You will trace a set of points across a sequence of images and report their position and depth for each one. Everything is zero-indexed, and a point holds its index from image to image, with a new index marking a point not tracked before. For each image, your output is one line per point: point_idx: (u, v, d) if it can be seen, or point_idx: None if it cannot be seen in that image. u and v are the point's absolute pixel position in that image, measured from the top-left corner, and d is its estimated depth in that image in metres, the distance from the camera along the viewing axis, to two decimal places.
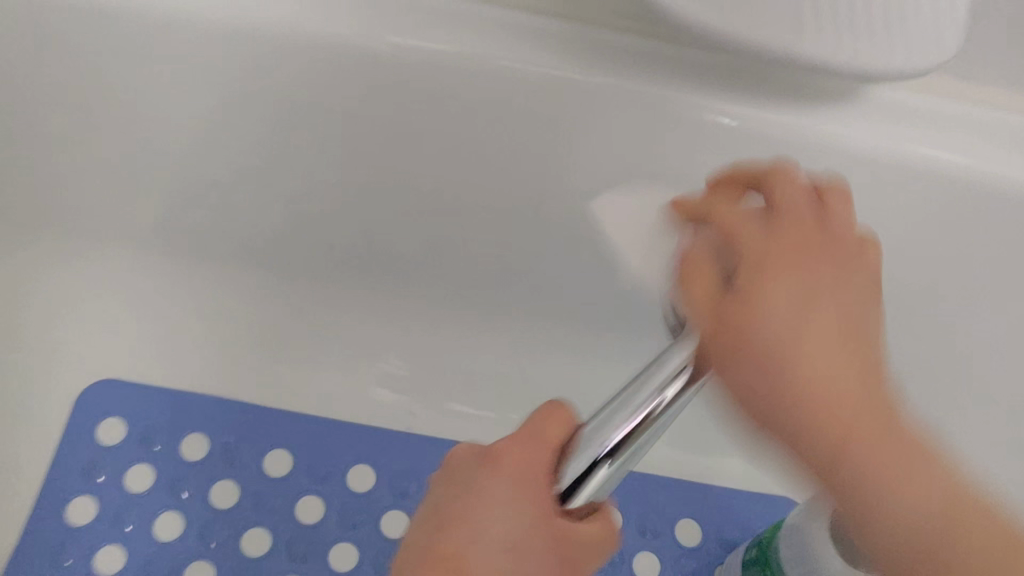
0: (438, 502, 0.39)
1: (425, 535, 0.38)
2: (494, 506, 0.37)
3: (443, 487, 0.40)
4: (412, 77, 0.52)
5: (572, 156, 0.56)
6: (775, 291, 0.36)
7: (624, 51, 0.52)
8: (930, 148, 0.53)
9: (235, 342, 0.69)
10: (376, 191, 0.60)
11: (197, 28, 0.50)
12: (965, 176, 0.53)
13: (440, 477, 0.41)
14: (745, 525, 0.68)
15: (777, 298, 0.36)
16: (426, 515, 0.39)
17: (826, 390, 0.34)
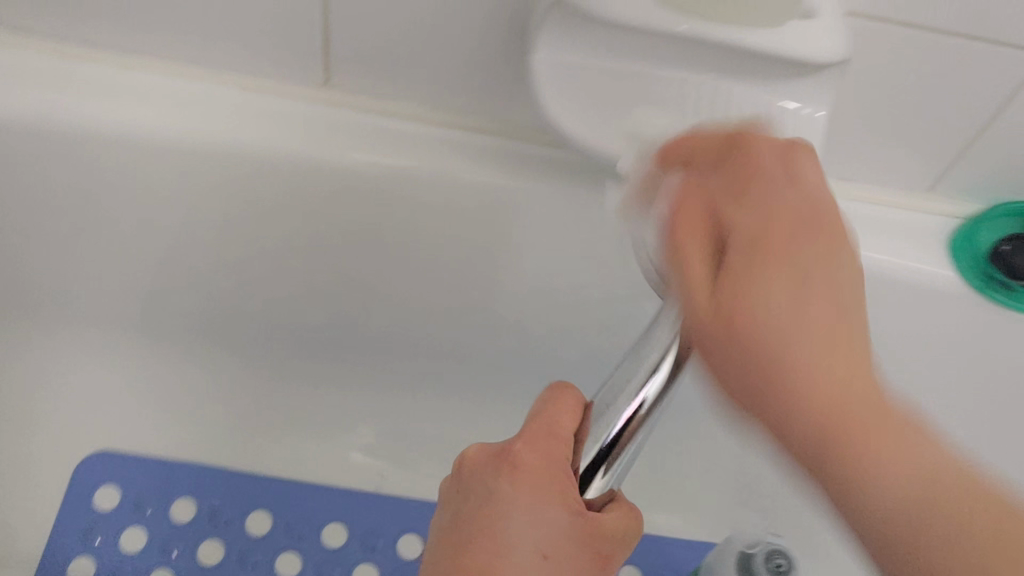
0: (454, 518, 0.43)
1: (448, 552, 0.42)
2: (517, 512, 0.41)
3: (456, 502, 0.44)
4: (374, 183, 0.61)
5: (512, 246, 0.65)
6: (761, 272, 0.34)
7: (554, 161, 0.62)
8: None
9: (217, 413, 0.76)
10: (345, 277, 0.68)
11: (186, 145, 0.59)
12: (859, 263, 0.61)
13: (450, 493, 0.45)
14: (682, 565, 0.76)
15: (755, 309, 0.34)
16: (448, 529, 0.43)
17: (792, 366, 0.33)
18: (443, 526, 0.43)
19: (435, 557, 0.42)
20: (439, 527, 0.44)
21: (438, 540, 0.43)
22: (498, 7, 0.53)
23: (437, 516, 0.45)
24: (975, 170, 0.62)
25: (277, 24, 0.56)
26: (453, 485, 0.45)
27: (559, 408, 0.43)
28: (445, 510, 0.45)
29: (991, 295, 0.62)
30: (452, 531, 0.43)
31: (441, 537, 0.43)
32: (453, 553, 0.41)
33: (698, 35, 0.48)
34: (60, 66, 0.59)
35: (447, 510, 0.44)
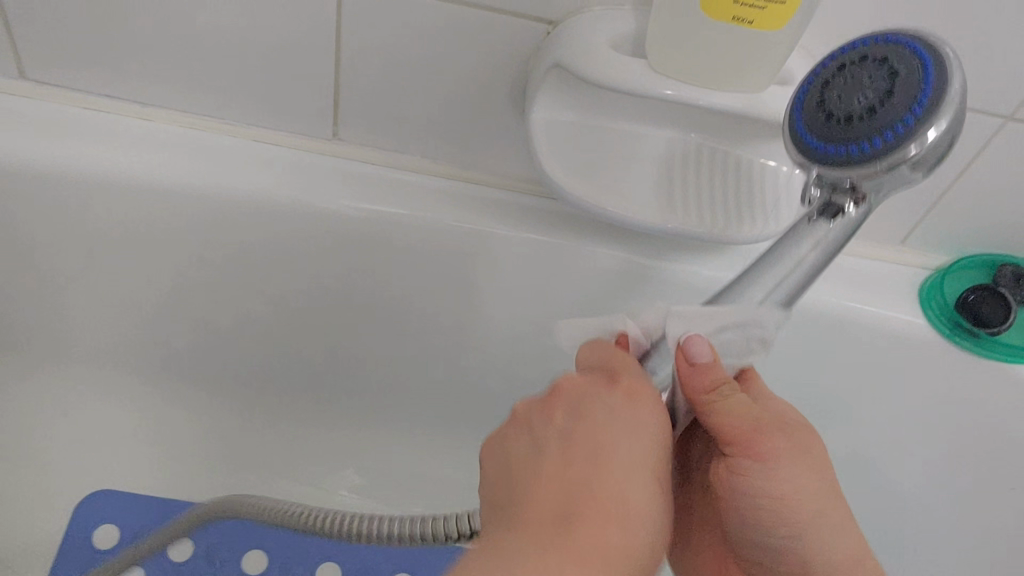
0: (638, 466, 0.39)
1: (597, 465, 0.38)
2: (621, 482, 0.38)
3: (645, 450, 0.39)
4: (375, 230, 0.64)
5: (505, 291, 0.68)
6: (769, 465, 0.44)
7: (545, 212, 0.65)
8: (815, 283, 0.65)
9: (214, 454, 0.78)
10: (343, 321, 0.71)
11: (198, 192, 0.62)
12: (841, 309, 0.65)
13: (641, 421, 0.40)
14: None
15: (805, 504, 0.45)
16: (619, 459, 0.38)
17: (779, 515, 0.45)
18: (611, 452, 0.39)
19: (526, 448, 0.40)
20: (574, 416, 0.40)
21: (550, 423, 0.41)
22: (499, 69, 0.57)
23: (574, 378, 0.42)
24: (941, 226, 0.66)
25: (291, 81, 0.59)
26: (654, 436, 0.40)
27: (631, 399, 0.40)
28: (620, 408, 0.40)
29: (957, 342, 0.66)
30: (602, 459, 0.38)
31: (535, 417, 0.42)
32: (572, 446, 0.39)
33: (684, 99, 0.51)
34: (82, 117, 0.62)
35: (623, 423, 0.39)
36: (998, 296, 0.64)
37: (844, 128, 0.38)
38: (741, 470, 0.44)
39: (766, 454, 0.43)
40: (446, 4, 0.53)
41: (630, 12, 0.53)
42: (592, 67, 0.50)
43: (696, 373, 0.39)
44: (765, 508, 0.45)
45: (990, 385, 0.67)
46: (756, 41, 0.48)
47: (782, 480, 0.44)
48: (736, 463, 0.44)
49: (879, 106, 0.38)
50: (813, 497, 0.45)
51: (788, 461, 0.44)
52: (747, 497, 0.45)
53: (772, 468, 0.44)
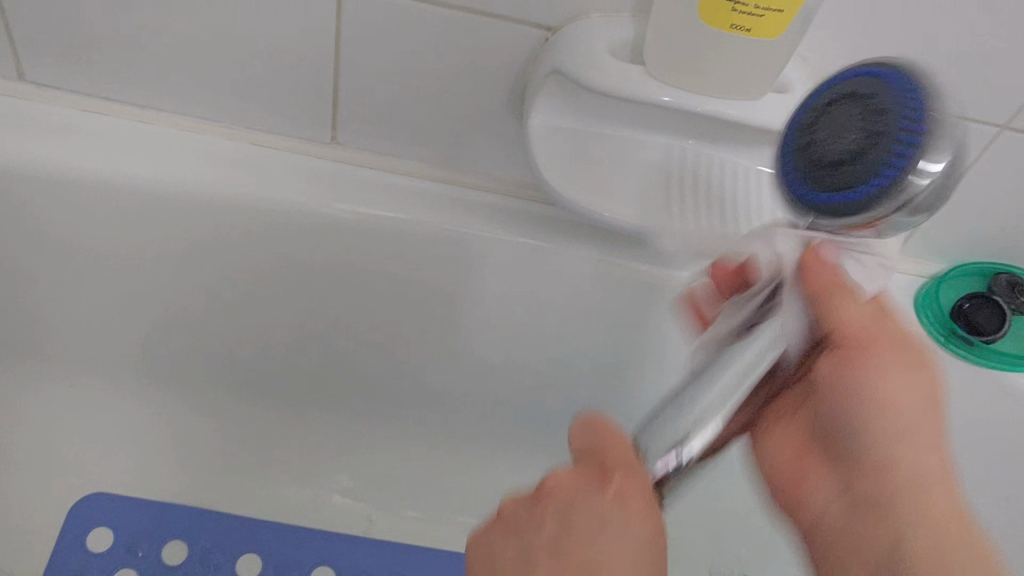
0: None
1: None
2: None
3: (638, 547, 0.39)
4: (373, 235, 0.64)
5: (502, 296, 0.68)
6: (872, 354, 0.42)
7: (543, 218, 0.65)
8: None
9: (209, 457, 0.78)
10: (339, 324, 0.71)
11: (197, 195, 0.62)
12: None
13: (632, 523, 0.39)
14: None
15: (912, 416, 0.42)
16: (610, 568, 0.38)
17: (880, 419, 0.42)
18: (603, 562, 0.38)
19: (514, 553, 0.40)
20: (565, 517, 0.40)
21: (540, 528, 0.40)
22: (498, 74, 0.57)
23: (565, 475, 0.41)
24: (938, 234, 0.66)
25: (289, 85, 0.59)
26: (647, 539, 0.39)
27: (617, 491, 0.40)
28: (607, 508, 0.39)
29: (953, 350, 0.66)
30: (588, 573, 0.38)
31: (522, 518, 0.41)
32: (560, 558, 0.38)
33: (681, 106, 0.51)
34: (82, 121, 0.62)
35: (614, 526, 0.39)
36: (992, 304, 0.65)
37: (831, 173, 0.39)
38: (862, 365, 0.42)
39: (877, 364, 0.42)
40: (445, 10, 0.53)
41: (629, 18, 0.53)
42: (589, 73, 0.50)
43: (823, 267, 0.40)
44: (874, 416, 0.42)
45: (985, 393, 0.67)
46: (750, 49, 0.48)
47: (889, 385, 0.42)
48: (850, 357, 0.42)
49: (864, 147, 0.38)
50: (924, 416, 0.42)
51: (898, 364, 0.42)
52: (857, 394, 0.42)
53: (879, 370, 0.42)
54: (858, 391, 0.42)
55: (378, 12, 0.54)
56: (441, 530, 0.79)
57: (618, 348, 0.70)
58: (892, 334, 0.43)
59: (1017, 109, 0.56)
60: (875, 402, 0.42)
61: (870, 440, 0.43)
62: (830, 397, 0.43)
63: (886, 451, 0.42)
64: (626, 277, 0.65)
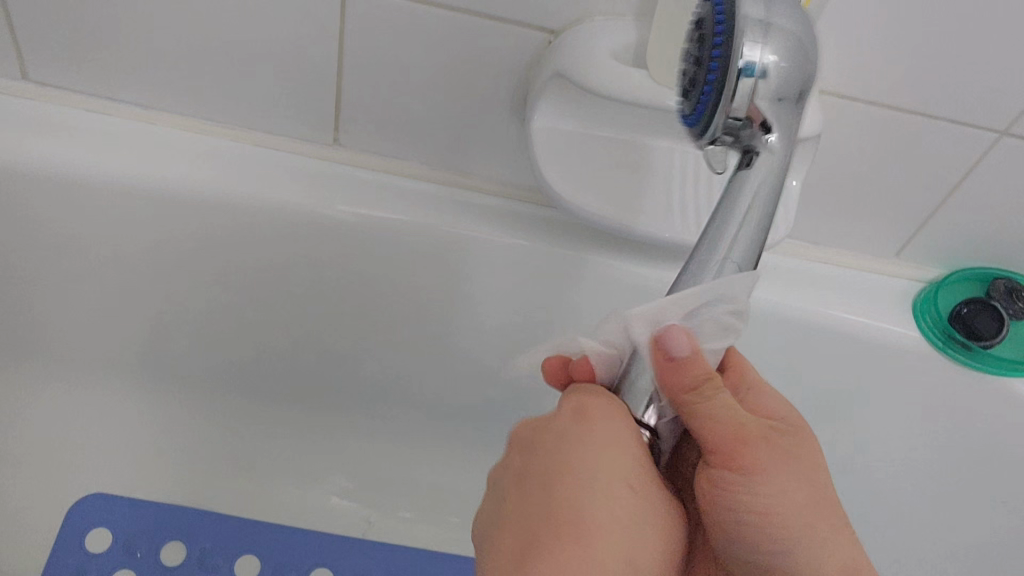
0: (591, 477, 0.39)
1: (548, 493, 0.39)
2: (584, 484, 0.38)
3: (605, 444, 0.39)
4: (373, 236, 0.64)
5: (502, 298, 0.68)
6: (745, 472, 0.41)
7: (542, 221, 0.66)
8: (812, 298, 0.66)
9: (207, 459, 0.78)
10: (338, 325, 0.71)
11: (198, 195, 0.62)
12: (837, 321, 0.65)
13: (595, 429, 0.39)
14: None
15: (792, 519, 0.42)
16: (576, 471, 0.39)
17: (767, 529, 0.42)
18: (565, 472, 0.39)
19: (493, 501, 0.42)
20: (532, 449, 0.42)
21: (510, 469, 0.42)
22: (500, 77, 0.57)
23: (527, 423, 0.43)
24: (936, 239, 0.66)
25: (291, 86, 0.60)
26: (625, 435, 0.39)
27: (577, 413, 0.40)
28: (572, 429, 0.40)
29: (952, 356, 0.66)
30: (549, 483, 0.39)
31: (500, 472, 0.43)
32: (525, 489, 0.40)
33: None
34: (85, 119, 0.62)
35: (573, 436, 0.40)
36: (992, 309, 0.65)
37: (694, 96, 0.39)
38: (730, 494, 0.41)
39: (760, 482, 0.41)
40: (447, 12, 0.54)
41: (632, 22, 0.53)
42: (590, 75, 0.50)
43: (673, 368, 0.38)
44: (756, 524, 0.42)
45: (984, 397, 0.67)
46: None
47: (770, 500, 0.41)
48: (727, 476, 0.41)
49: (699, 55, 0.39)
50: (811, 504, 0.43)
51: (778, 473, 0.41)
52: (740, 511, 0.42)
53: (764, 479, 0.41)
54: (740, 518, 0.42)
55: (382, 14, 0.54)
56: (439, 533, 0.79)
57: None
58: (765, 431, 0.42)
59: (1016, 116, 0.56)
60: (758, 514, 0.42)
61: (769, 552, 0.43)
62: (719, 525, 0.43)
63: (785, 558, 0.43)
64: (625, 281, 0.65)
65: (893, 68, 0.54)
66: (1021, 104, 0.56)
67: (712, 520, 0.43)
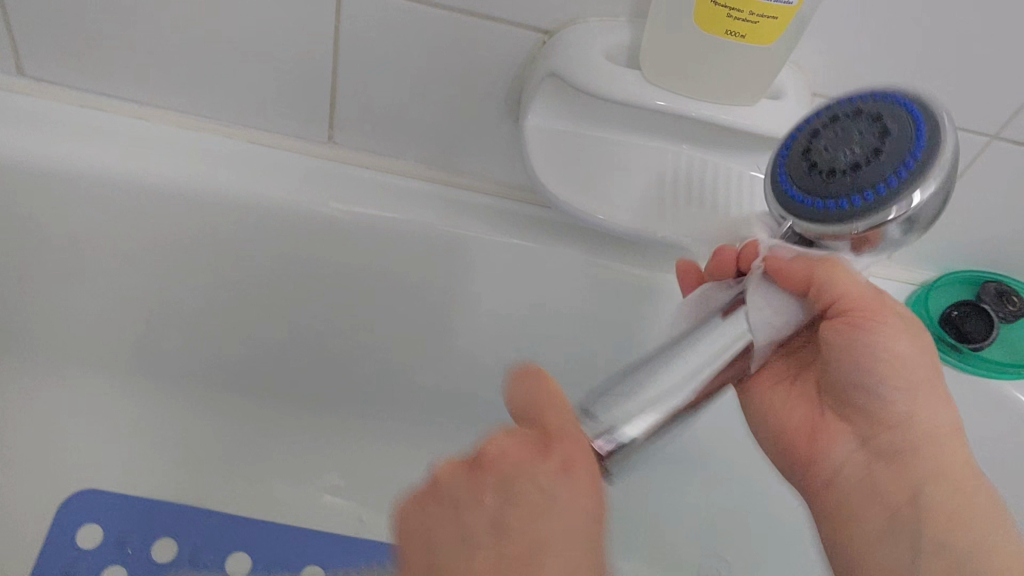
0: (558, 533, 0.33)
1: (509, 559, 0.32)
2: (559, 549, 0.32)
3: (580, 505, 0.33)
4: (367, 234, 0.64)
5: (496, 297, 0.68)
6: (863, 322, 0.45)
7: (537, 220, 0.66)
8: None
9: (200, 456, 0.78)
10: (332, 323, 0.71)
11: (193, 192, 0.62)
12: None
13: (583, 497, 0.34)
14: None
15: (916, 372, 0.46)
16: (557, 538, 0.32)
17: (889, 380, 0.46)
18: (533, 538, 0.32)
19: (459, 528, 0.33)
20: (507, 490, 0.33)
21: (477, 505, 0.33)
22: (494, 78, 0.58)
23: (506, 439, 0.35)
24: (927, 243, 0.67)
25: (286, 84, 0.60)
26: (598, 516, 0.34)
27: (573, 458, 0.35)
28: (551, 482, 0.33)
29: (944, 358, 0.67)
30: (532, 551, 0.32)
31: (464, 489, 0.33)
32: (504, 543, 0.32)
33: (677, 110, 0.52)
34: (80, 116, 0.62)
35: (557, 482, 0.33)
36: (981, 313, 0.66)
37: (826, 180, 0.40)
38: (864, 329, 0.45)
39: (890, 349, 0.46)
40: (444, 12, 0.54)
41: (625, 24, 0.54)
42: (583, 76, 0.51)
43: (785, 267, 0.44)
44: (875, 373, 0.46)
45: (975, 400, 0.67)
46: (745, 55, 0.49)
47: (889, 357, 0.46)
48: (856, 324, 0.45)
49: (866, 159, 0.39)
50: (920, 377, 0.46)
51: (893, 330, 0.46)
52: (863, 357, 0.46)
53: (885, 334, 0.46)
54: (862, 354, 0.46)
55: (377, 14, 0.54)
56: None
57: (611, 351, 0.71)
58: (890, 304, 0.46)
59: (1006, 120, 0.57)
60: (867, 362, 0.46)
61: (878, 395, 0.46)
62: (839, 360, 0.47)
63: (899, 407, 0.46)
64: (620, 280, 0.66)
65: (887, 72, 0.55)
66: (1011, 108, 0.56)
67: (834, 355, 0.47)
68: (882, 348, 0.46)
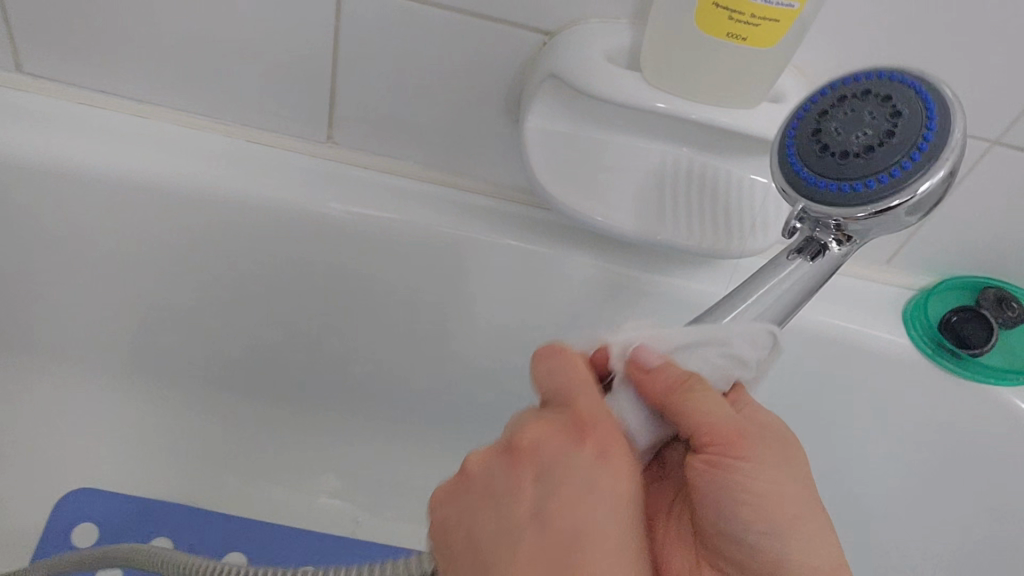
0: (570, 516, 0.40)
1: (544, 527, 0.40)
2: (590, 507, 0.39)
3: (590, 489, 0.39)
4: (364, 234, 0.64)
5: (493, 299, 0.68)
6: (738, 455, 0.42)
7: (535, 221, 0.66)
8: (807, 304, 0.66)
9: (195, 455, 0.78)
10: (329, 323, 0.71)
11: (191, 191, 0.62)
12: (829, 329, 0.66)
13: (612, 481, 0.39)
14: None
15: (783, 505, 0.43)
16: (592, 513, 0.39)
17: (763, 521, 0.43)
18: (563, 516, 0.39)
19: (498, 515, 0.40)
20: (546, 480, 0.39)
21: (519, 495, 0.40)
22: (492, 79, 0.57)
23: (540, 427, 0.40)
24: (928, 247, 0.67)
25: (285, 83, 0.59)
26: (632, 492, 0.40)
27: (604, 440, 0.40)
28: (588, 468, 0.39)
29: (941, 363, 0.67)
30: (555, 524, 0.39)
31: (500, 478, 0.40)
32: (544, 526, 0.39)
33: (675, 112, 0.51)
34: (78, 113, 0.62)
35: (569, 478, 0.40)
36: (981, 319, 0.65)
37: (839, 163, 0.40)
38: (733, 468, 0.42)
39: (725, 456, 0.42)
40: (444, 12, 0.54)
41: (626, 25, 0.53)
42: (583, 78, 0.51)
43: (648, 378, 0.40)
44: (742, 510, 0.42)
45: (972, 405, 0.67)
46: (748, 58, 0.48)
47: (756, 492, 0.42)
48: (718, 462, 0.42)
49: (880, 143, 0.39)
50: (783, 499, 0.43)
51: (766, 463, 0.43)
52: (725, 495, 0.42)
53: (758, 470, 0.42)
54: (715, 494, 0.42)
55: (376, 14, 0.54)
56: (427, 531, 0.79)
57: None
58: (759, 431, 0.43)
59: (1007, 125, 0.57)
60: (737, 505, 0.42)
61: (753, 535, 0.43)
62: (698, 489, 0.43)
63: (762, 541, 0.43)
64: (618, 283, 0.65)
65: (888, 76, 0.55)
66: (1011, 113, 0.56)
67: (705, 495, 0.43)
68: (749, 483, 0.42)
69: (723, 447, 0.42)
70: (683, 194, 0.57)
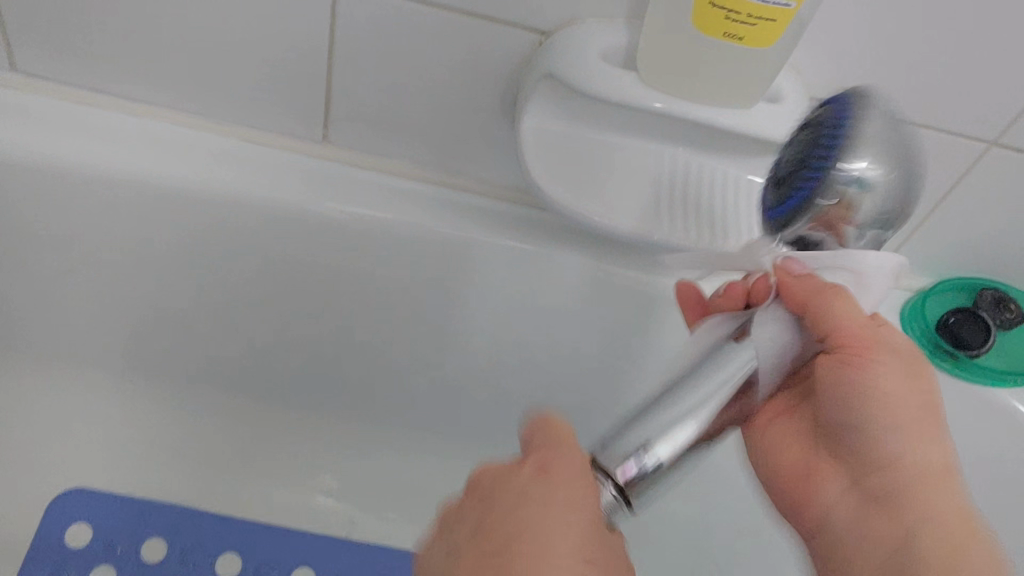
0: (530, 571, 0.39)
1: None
2: (533, 511, 0.40)
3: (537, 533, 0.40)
4: (360, 234, 0.64)
5: (490, 299, 0.68)
6: (872, 351, 0.45)
7: (532, 222, 0.65)
8: None
9: (190, 456, 0.77)
10: (325, 323, 0.71)
11: (186, 190, 0.62)
12: None
13: (560, 498, 0.40)
14: None
15: (905, 407, 0.46)
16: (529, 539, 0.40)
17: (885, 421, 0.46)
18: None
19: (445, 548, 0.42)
20: (486, 502, 0.42)
21: (463, 519, 0.43)
22: (489, 79, 0.57)
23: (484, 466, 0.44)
24: (926, 247, 0.66)
25: (280, 82, 0.59)
26: (592, 505, 0.40)
27: (555, 454, 0.42)
28: (528, 485, 0.41)
29: (939, 363, 0.67)
30: (508, 549, 0.40)
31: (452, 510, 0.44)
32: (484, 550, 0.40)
33: (673, 112, 0.51)
34: (71, 112, 0.61)
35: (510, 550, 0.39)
36: (978, 320, 0.65)
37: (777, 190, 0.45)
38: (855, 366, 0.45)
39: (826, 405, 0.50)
40: (441, 12, 0.53)
41: (622, 25, 0.53)
42: (579, 78, 0.50)
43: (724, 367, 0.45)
44: (873, 408, 0.46)
45: (969, 408, 0.67)
46: (743, 57, 0.48)
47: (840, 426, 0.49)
48: (849, 360, 0.46)
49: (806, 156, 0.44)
50: (920, 421, 0.46)
51: (894, 369, 0.46)
52: (852, 383, 0.46)
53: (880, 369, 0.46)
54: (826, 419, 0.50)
55: (372, 13, 0.54)
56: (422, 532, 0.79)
57: (605, 354, 0.70)
58: (892, 346, 0.46)
59: (1005, 126, 0.56)
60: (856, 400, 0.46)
61: (867, 440, 0.47)
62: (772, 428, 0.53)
63: (875, 444, 0.47)
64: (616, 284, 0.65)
65: (887, 76, 0.54)
66: (1010, 114, 0.56)
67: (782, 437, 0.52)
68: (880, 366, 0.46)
69: (866, 344, 0.45)
70: (680, 194, 0.56)
